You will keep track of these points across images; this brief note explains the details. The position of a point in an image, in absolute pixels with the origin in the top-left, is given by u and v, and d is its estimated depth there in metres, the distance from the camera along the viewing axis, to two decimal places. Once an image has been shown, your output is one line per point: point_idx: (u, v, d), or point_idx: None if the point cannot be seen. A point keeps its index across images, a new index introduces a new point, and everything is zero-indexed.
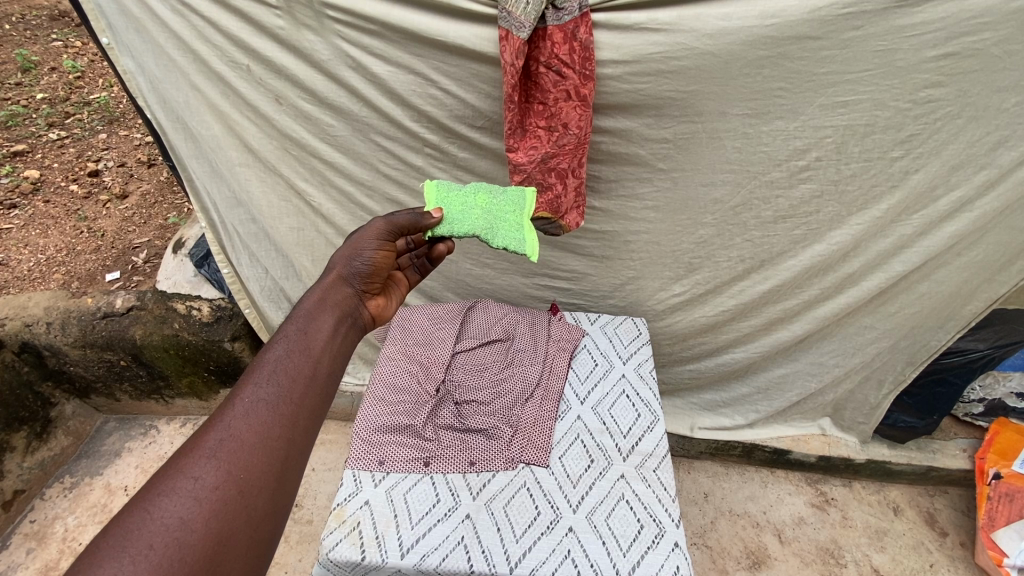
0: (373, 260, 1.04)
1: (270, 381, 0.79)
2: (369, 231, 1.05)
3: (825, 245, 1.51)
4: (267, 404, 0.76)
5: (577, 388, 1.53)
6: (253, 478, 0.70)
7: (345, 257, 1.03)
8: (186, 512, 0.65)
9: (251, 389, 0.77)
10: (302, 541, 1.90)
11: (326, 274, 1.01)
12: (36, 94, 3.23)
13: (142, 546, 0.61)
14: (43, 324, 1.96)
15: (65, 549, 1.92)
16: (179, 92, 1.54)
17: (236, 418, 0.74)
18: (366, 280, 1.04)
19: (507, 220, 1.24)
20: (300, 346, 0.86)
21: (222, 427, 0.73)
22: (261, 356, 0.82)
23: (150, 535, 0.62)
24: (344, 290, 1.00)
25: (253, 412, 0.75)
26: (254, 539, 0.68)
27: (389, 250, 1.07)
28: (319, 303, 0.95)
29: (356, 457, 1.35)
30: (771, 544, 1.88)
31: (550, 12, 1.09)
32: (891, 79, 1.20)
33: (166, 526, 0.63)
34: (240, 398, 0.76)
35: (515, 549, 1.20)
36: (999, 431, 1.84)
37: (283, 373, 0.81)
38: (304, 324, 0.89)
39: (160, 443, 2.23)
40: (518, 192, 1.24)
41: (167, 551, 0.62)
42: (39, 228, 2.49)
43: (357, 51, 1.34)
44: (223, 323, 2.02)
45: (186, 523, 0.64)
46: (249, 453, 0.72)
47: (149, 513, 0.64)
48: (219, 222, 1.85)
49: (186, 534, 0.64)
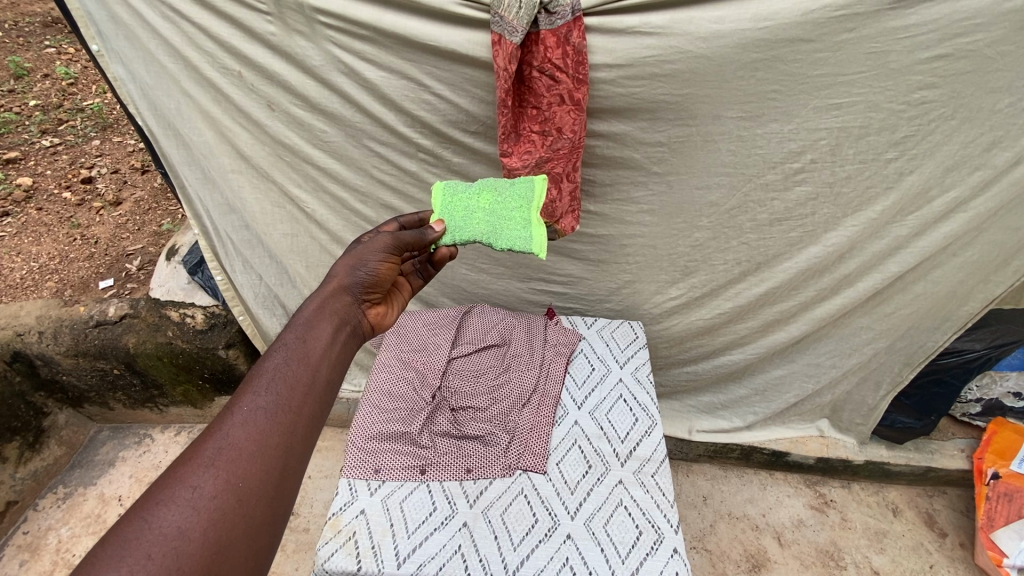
0: (376, 271, 1.03)
1: (269, 389, 0.78)
2: (375, 243, 1.05)
3: (821, 246, 1.51)
4: (266, 411, 0.75)
5: (574, 393, 1.52)
6: (252, 485, 0.69)
7: (347, 267, 1.02)
8: (185, 521, 0.64)
9: (250, 397, 0.76)
10: (298, 550, 1.89)
11: (326, 283, 0.99)
12: (29, 101, 3.20)
13: (141, 556, 0.60)
14: (35, 333, 1.94)
15: (59, 560, 1.89)
16: (171, 99, 1.53)
17: (235, 426, 0.73)
18: (369, 289, 1.03)
19: (512, 216, 1.22)
20: (299, 353, 0.84)
21: (221, 436, 0.72)
22: (260, 364, 0.81)
23: (148, 545, 0.61)
24: (345, 299, 0.99)
25: (252, 420, 0.74)
26: (255, 547, 0.67)
27: (392, 262, 1.07)
28: (317, 310, 0.93)
29: (351, 466, 1.34)
30: (771, 547, 1.87)
31: (543, 16, 1.07)
32: (885, 81, 1.20)
33: (165, 534, 0.62)
34: (238, 407, 0.75)
35: (512, 557, 1.19)
36: (997, 431, 1.86)
37: (282, 381, 0.79)
38: (303, 332, 0.88)
39: (155, 451, 2.22)
40: (525, 183, 1.21)
41: (165, 560, 0.61)
42: (31, 236, 2.47)
43: (349, 56, 1.33)
44: (217, 330, 2.00)
45: (185, 532, 0.63)
46: (248, 461, 0.70)
47: (148, 522, 0.63)
48: (211, 229, 1.84)
49: (185, 542, 0.63)
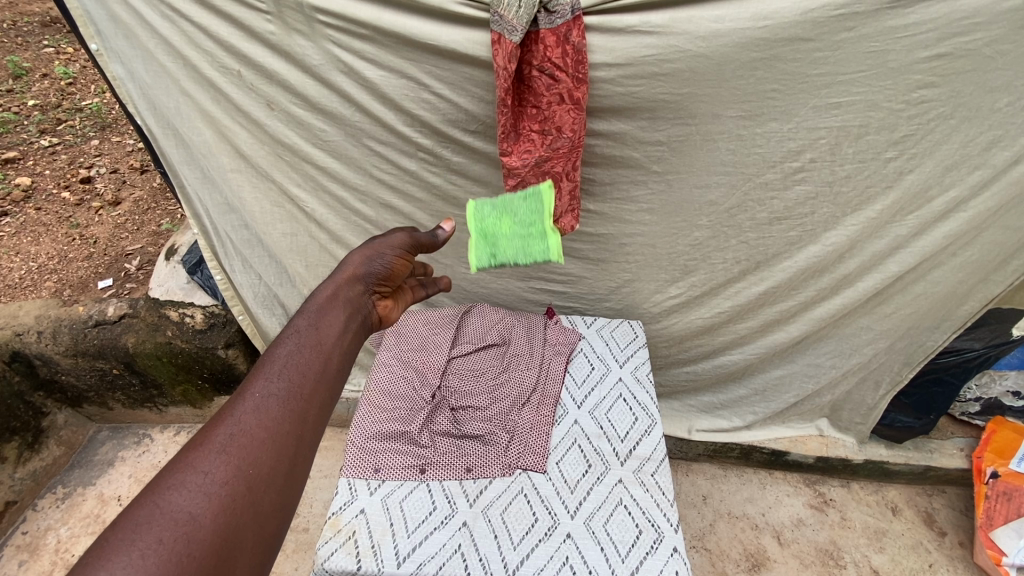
0: (390, 264, 1.04)
1: (280, 377, 0.78)
2: (391, 239, 1.07)
3: (821, 246, 1.51)
4: (277, 399, 0.75)
5: (573, 392, 1.52)
6: (262, 472, 0.69)
7: (363, 257, 1.02)
8: (196, 506, 0.64)
9: (261, 384, 0.76)
10: (298, 550, 1.89)
11: (341, 270, 0.99)
12: (27, 101, 3.19)
13: (152, 539, 0.60)
14: (34, 333, 1.93)
15: (58, 561, 1.89)
16: (170, 99, 1.53)
17: (246, 413, 0.72)
18: (381, 281, 1.03)
19: (529, 232, 1.22)
20: (310, 342, 0.85)
21: (232, 422, 0.71)
22: (271, 352, 0.81)
23: (159, 529, 0.61)
24: (357, 287, 0.99)
25: (263, 407, 0.74)
26: (263, 535, 0.67)
27: (406, 259, 1.08)
28: (331, 298, 0.93)
29: (351, 465, 1.34)
30: (770, 546, 1.87)
31: (542, 16, 1.08)
32: (883, 80, 1.20)
33: (176, 519, 0.62)
34: (249, 393, 0.75)
35: (512, 556, 1.19)
36: (996, 430, 1.86)
37: (293, 369, 0.79)
38: (316, 321, 0.88)
39: (154, 452, 2.22)
40: (534, 198, 1.22)
41: (176, 544, 0.60)
42: (30, 236, 2.47)
43: (348, 55, 1.33)
44: (215, 330, 2.00)
45: (196, 518, 0.63)
46: (259, 448, 0.70)
47: (159, 507, 0.62)
48: (211, 228, 1.84)
49: (196, 528, 0.62)
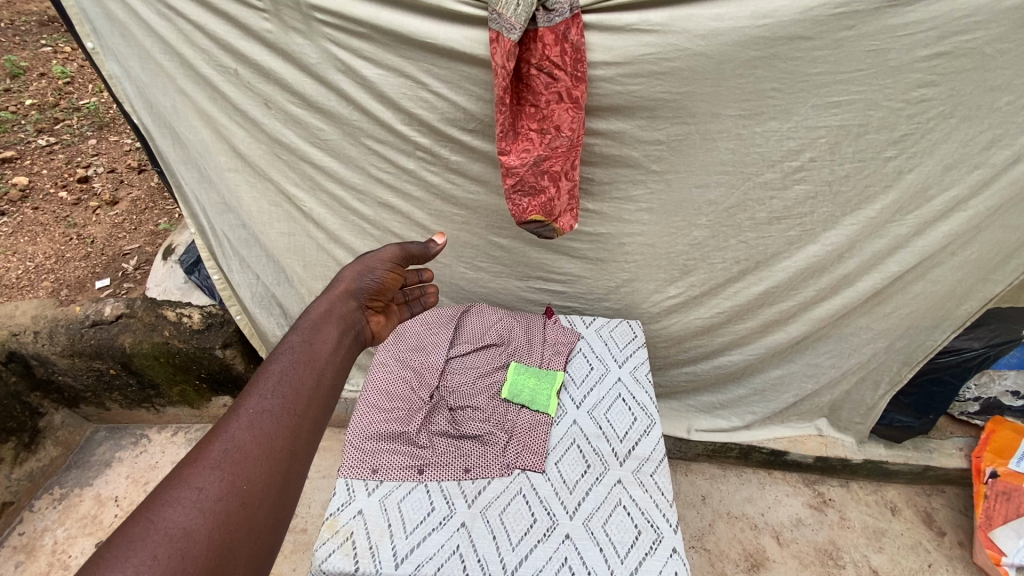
0: (381, 279, 1.06)
1: (274, 393, 0.77)
2: (381, 254, 1.09)
3: (820, 245, 1.50)
4: (271, 414, 0.75)
5: (572, 392, 1.52)
6: (257, 488, 0.68)
7: (354, 273, 1.04)
8: (190, 523, 0.63)
9: (255, 400, 0.75)
10: (297, 550, 1.88)
11: (334, 287, 1.01)
12: (25, 101, 3.18)
13: (146, 556, 0.59)
14: (30, 333, 1.92)
15: (55, 562, 1.88)
16: (167, 97, 1.52)
17: (240, 429, 0.72)
18: (373, 296, 1.04)
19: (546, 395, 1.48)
20: (304, 357, 0.84)
21: (227, 438, 0.71)
22: (266, 368, 0.81)
23: (154, 546, 0.60)
24: (350, 303, 0.99)
25: (257, 423, 0.73)
26: (257, 551, 0.66)
27: (396, 274, 1.10)
28: (324, 314, 0.94)
29: (348, 466, 1.33)
30: (770, 547, 1.87)
31: (540, 14, 1.07)
32: (883, 79, 1.20)
33: (171, 536, 0.61)
34: (243, 409, 0.74)
35: (511, 557, 1.18)
36: (995, 430, 1.84)
37: (288, 384, 0.79)
38: (310, 336, 0.88)
39: (151, 452, 2.21)
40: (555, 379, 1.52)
41: (170, 561, 0.59)
42: (27, 236, 2.46)
43: (346, 54, 1.33)
44: (212, 330, 1.99)
45: (190, 534, 0.62)
46: (253, 464, 0.70)
47: (154, 523, 0.62)
48: (207, 228, 1.83)
49: (190, 544, 0.61)
